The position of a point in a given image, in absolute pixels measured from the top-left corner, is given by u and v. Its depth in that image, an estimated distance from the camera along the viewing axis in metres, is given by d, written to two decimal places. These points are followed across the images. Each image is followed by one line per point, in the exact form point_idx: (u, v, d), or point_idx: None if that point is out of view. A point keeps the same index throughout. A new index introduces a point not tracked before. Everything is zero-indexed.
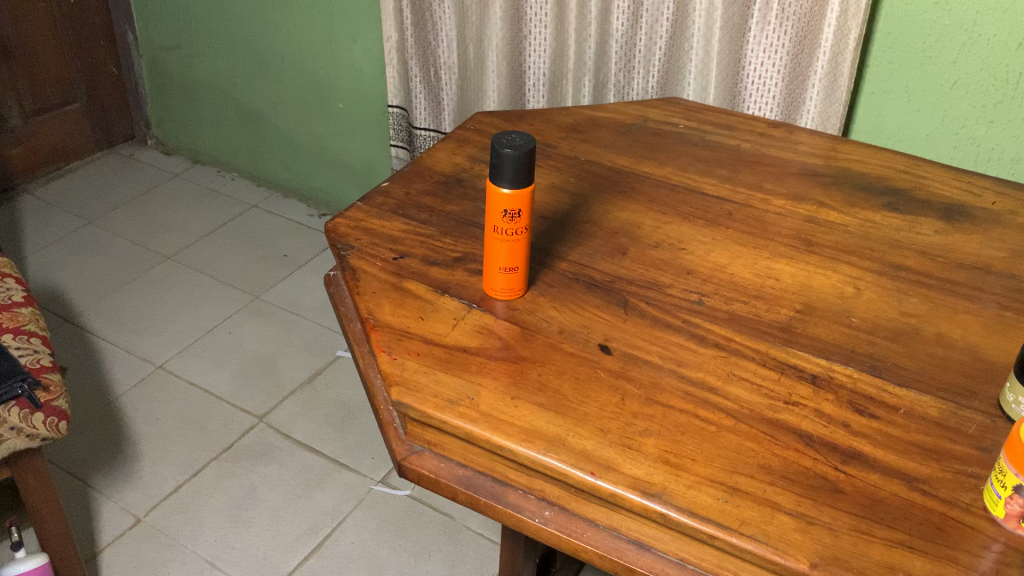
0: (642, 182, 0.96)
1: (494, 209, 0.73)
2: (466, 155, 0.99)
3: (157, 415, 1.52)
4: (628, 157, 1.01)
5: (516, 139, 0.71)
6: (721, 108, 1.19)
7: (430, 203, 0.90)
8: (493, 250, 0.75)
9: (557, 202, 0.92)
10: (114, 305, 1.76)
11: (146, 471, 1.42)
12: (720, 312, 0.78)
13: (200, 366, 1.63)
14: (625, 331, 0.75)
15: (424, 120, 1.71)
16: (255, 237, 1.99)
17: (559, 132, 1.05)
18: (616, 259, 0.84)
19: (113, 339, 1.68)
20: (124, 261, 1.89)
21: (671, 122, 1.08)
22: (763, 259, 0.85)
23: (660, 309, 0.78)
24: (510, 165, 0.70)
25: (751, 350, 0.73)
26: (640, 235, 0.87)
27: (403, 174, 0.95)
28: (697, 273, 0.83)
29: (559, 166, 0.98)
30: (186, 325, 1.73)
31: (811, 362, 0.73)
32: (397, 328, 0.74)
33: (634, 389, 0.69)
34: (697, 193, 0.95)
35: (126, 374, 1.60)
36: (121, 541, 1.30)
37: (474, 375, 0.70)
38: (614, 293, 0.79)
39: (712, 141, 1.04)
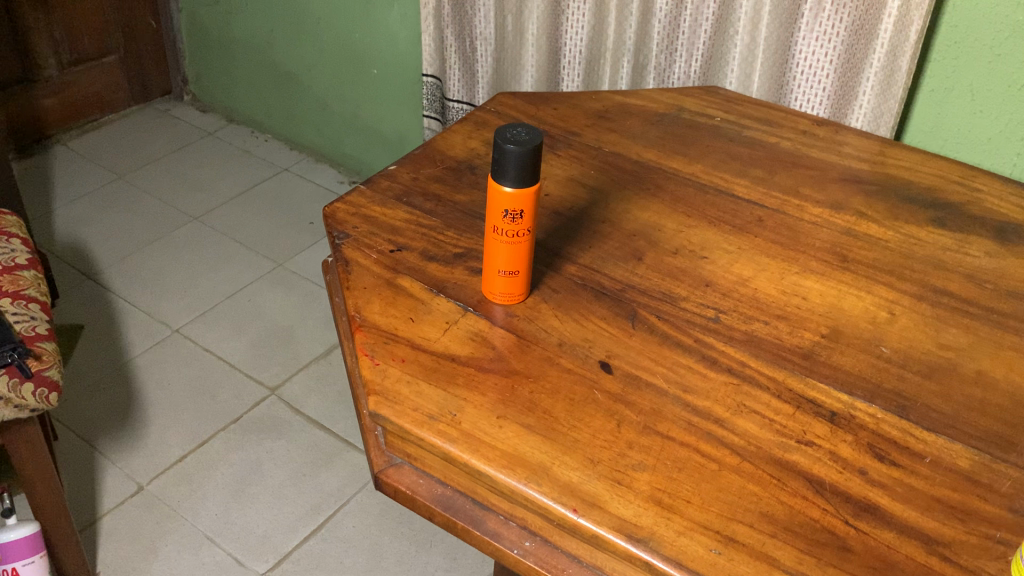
0: (668, 180, 0.89)
1: (495, 208, 0.67)
2: (483, 139, 0.93)
3: (169, 381, 1.50)
4: (656, 150, 0.94)
5: (522, 133, 0.64)
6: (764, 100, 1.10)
7: (437, 192, 0.85)
8: (493, 251, 0.70)
9: (574, 198, 0.85)
10: (136, 265, 1.75)
11: (153, 438, 1.40)
12: (737, 332, 0.71)
13: (217, 333, 1.60)
14: (630, 349, 0.69)
15: (458, 92, 1.65)
16: (283, 203, 1.95)
17: (584, 119, 0.98)
18: (630, 264, 0.78)
19: (132, 299, 1.66)
20: (151, 219, 1.87)
21: (706, 113, 1.01)
22: (791, 274, 0.78)
23: (671, 325, 0.71)
24: (514, 161, 0.64)
25: (766, 379, 0.67)
26: (659, 239, 0.81)
27: (413, 157, 0.90)
28: (717, 286, 0.76)
29: (580, 157, 0.91)
30: (207, 289, 1.70)
31: (831, 397, 0.66)
32: (384, 329, 0.69)
33: (633, 415, 0.63)
34: (727, 194, 0.87)
35: (142, 337, 1.59)
36: (122, 508, 1.29)
37: (460, 389, 0.64)
38: (625, 303, 0.73)
39: (749, 137, 0.96)
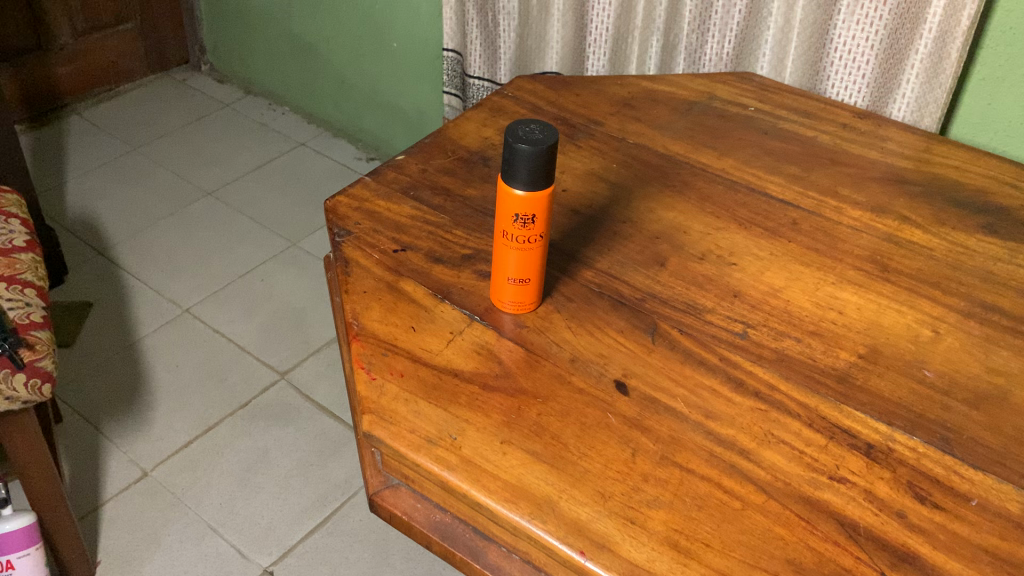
0: (695, 176, 0.83)
1: (505, 212, 0.62)
2: (498, 128, 0.88)
3: (177, 362, 1.47)
4: (683, 141, 0.87)
5: (535, 130, 0.59)
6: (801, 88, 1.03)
7: (446, 185, 0.79)
8: (502, 257, 0.64)
9: (593, 195, 0.80)
10: (148, 241, 1.71)
11: (159, 422, 1.37)
12: (767, 349, 0.66)
13: (227, 314, 1.57)
14: (649, 367, 0.64)
15: (478, 69, 1.59)
16: (300, 179, 1.90)
17: (607, 106, 0.92)
18: (651, 270, 0.72)
19: (143, 277, 1.63)
20: (164, 194, 1.83)
21: (739, 102, 0.94)
22: (826, 285, 0.72)
23: (694, 341, 0.66)
24: (526, 162, 0.58)
25: (796, 405, 0.62)
26: (684, 242, 0.75)
27: (422, 147, 0.84)
28: (746, 297, 0.70)
29: (601, 149, 0.85)
30: (219, 268, 1.66)
31: (868, 427, 0.60)
32: (383, 339, 0.64)
33: (650, 444, 0.58)
34: (760, 193, 0.81)
35: (151, 316, 1.55)
36: (126, 495, 1.26)
37: (461, 409, 0.59)
38: (644, 315, 0.68)
39: (784, 130, 0.90)
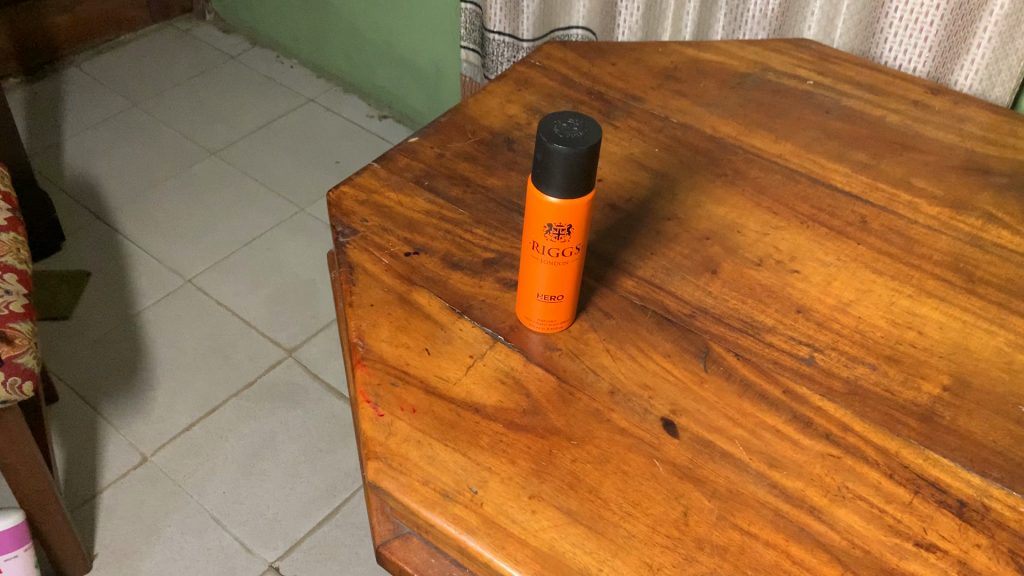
0: (749, 162, 0.73)
1: (535, 221, 0.52)
2: (525, 105, 0.78)
3: (179, 337, 1.39)
4: (735, 122, 0.77)
5: (575, 126, 0.49)
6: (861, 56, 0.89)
7: (465, 174, 0.70)
8: (531, 271, 0.55)
9: (633, 186, 0.70)
10: (149, 205, 1.62)
11: (159, 402, 1.30)
12: (837, 379, 0.57)
13: (232, 285, 1.48)
14: (700, 402, 0.55)
15: (499, 24, 1.41)
16: (309, 138, 1.80)
17: (647, 78, 0.82)
18: (701, 279, 0.63)
19: (143, 243, 1.55)
20: (166, 153, 1.74)
21: (796, 74, 0.83)
22: (902, 299, 0.62)
23: (752, 368, 0.57)
24: (562, 164, 0.49)
25: (873, 451, 0.53)
26: (738, 244, 0.66)
27: (439, 126, 0.74)
28: (811, 314, 0.61)
29: (641, 130, 0.75)
30: (223, 235, 1.58)
31: (959, 480, 0.51)
32: (392, 365, 0.55)
33: (704, 500, 0.49)
34: (823, 184, 0.71)
35: (152, 287, 1.47)
36: (125, 481, 1.20)
37: (482, 453, 0.51)
38: (694, 336, 0.59)
39: (847, 109, 0.79)
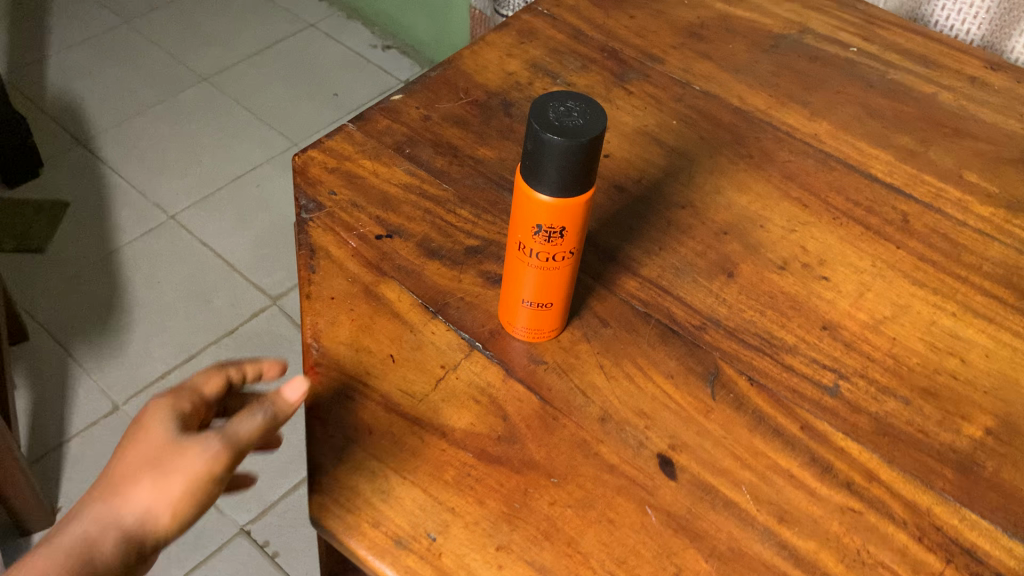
0: (778, 142, 0.64)
1: (523, 219, 0.44)
2: (527, 60, 0.68)
3: (159, 277, 1.32)
4: (766, 93, 0.67)
5: (574, 111, 0.41)
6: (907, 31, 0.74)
7: (452, 141, 0.61)
8: (516, 275, 0.47)
9: (644, 164, 0.61)
10: (135, 131, 1.53)
11: (135, 347, 1.23)
12: (865, 415, 0.49)
13: (218, 224, 1.41)
14: (704, 435, 0.47)
15: None
16: (307, 67, 1.70)
17: (668, 35, 0.72)
18: (714, 283, 0.55)
19: (126, 173, 1.46)
20: (156, 76, 1.64)
21: (838, 39, 0.73)
22: (944, 318, 0.54)
23: (766, 395, 0.49)
24: (555, 159, 0.40)
25: (902, 508, 0.45)
26: (759, 241, 0.57)
27: (427, 81, 0.65)
28: (838, 332, 0.53)
29: (658, 96, 0.66)
30: (212, 169, 1.49)
31: (999, 548, 0.44)
32: (350, 373, 0.48)
33: (701, 561, 0.42)
34: (862, 173, 0.62)
35: (133, 221, 1.39)
36: (95, 430, 1.14)
37: (445, 490, 0.44)
38: (702, 353, 0.51)
39: (893, 83, 0.69)
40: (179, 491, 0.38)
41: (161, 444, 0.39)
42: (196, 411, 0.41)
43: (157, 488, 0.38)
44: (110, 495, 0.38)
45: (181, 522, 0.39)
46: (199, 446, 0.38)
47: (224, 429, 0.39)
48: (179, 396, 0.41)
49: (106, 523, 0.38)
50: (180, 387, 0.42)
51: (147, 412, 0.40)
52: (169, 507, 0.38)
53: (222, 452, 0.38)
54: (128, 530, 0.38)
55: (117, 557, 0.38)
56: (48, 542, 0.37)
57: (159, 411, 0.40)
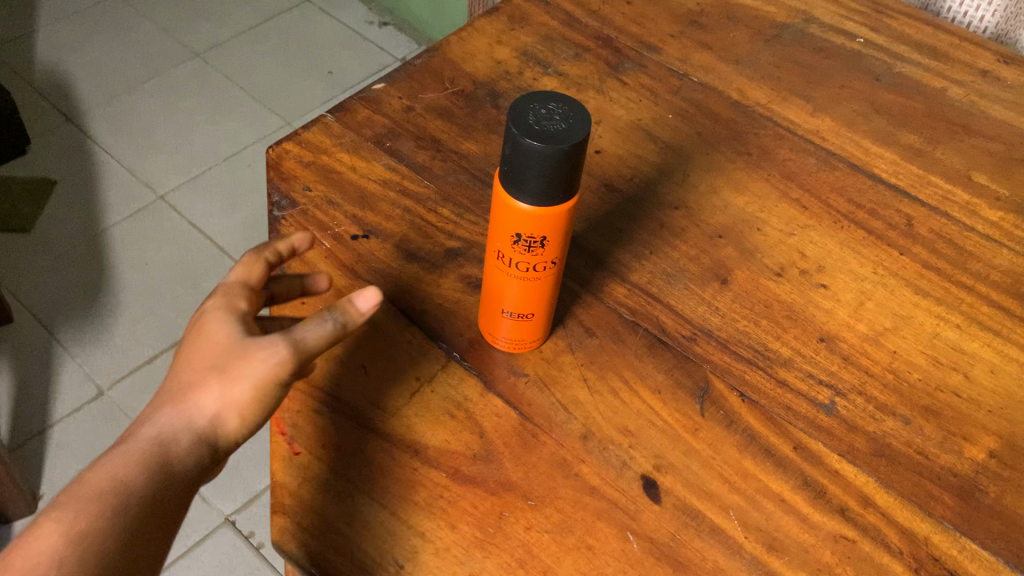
0: (778, 139, 0.61)
1: (501, 228, 0.42)
2: (517, 48, 0.65)
3: (148, 259, 1.30)
4: (767, 86, 0.64)
5: (556, 114, 0.38)
6: (914, 20, 0.71)
7: (436, 134, 0.58)
8: (496, 284, 0.45)
9: (637, 161, 0.58)
10: (125, 108, 1.50)
11: (121, 331, 1.21)
12: (862, 435, 0.46)
13: (208, 205, 1.38)
14: (691, 456, 0.45)
15: None
16: (302, 44, 1.66)
17: (666, 23, 0.68)
18: (707, 290, 0.52)
19: (115, 151, 1.43)
20: (147, 51, 1.60)
21: (844, 29, 0.70)
22: (948, 330, 0.51)
23: (759, 413, 0.47)
24: (533, 166, 0.38)
25: (898, 537, 0.43)
26: (756, 246, 0.54)
27: (411, 70, 0.62)
28: (836, 344, 0.50)
29: (654, 89, 0.63)
30: (203, 148, 1.46)
31: None
32: (317, 387, 0.45)
33: None
34: (866, 173, 0.59)
35: (121, 201, 1.36)
36: (79, 416, 1.12)
37: (415, 513, 0.42)
38: (692, 366, 0.48)
39: (900, 77, 0.66)
40: (249, 391, 0.41)
41: (228, 348, 0.41)
42: (254, 313, 0.44)
43: (228, 387, 0.41)
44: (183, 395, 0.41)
45: (249, 420, 0.42)
46: (266, 348, 0.40)
47: (290, 332, 0.41)
48: (236, 298, 0.43)
49: (181, 421, 0.40)
50: (233, 287, 0.44)
51: (211, 315, 0.42)
52: (240, 405, 0.41)
53: (289, 356, 0.40)
54: (201, 429, 0.41)
55: (191, 455, 0.40)
56: (125, 441, 0.40)
57: (219, 319, 0.42)
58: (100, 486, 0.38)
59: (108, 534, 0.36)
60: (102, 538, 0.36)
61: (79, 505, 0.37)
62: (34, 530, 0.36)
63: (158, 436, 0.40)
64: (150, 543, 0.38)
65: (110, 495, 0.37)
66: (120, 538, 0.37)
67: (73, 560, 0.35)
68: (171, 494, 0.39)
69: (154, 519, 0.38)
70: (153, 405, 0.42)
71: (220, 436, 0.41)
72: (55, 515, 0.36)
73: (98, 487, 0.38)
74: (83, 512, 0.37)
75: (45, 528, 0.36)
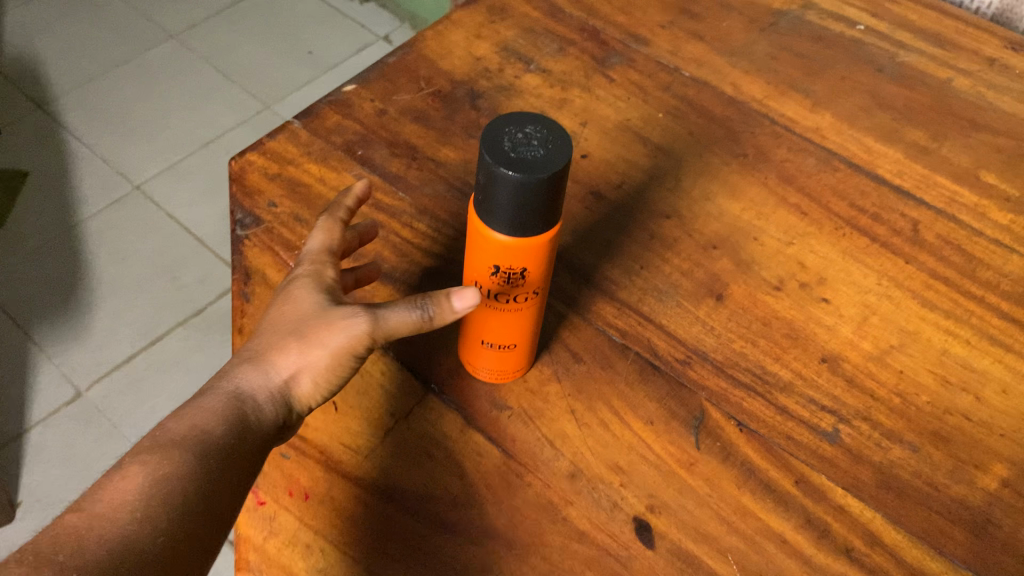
0: (775, 138, 0.57)
1: (477, 259, 0.39)
2: (497, 43, 0.61)
3: (125, 252, 1.25)
4: (763, 80, 0.61)
5: (534, 138, 0.34)
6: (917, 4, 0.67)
7: (411, 140, 0.55)
8: (475, 315, 0.41)
9: (626, 166, 0.55)
10: (98, 94, 1.45)
11: (99, 329, 1.18)
12: (868, 465, 0.43)
13: (186, 194, 1.33)
14: (686, 494, 0.42)
15: None
16: (280, 22, 1.61)
17: (656, 12, 0.65)
18: (701, 307, 0.49)
19: (89, 139, 1.38)
20: (120, 33, 1.55)
21: (843, 15, 0.66)
22: (957, 346, 0.48)
23: (757, 444, 0.44)
24: (508, 197, 0.34)
25: None
26: (753, 257, 0.51)
27: (384, 69, 0.59)
28: (839, 365, 0.47)
29: (643, 85, 0.59)
30: (180, 134, 1.41)
31: None
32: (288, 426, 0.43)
33: None
34: (868, 174, 0.56)
35: (96, 191, 1.32)
36: (57, 418, 1.09)
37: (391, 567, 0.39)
38: (685, 393, 0.45)
39: (904, 68, 0.63)
40: (328, 358, 0.40)
41: (313, 313, 0.40)
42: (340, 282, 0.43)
43: (307, 352, 0.40)
44: (264, 355, 0.40)
45: (320, 387, 0.41)
46: (352, 319, 0.39)
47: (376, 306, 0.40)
48: (322, 263, 0.43)
49: (260, 381, 0.40)
50: (320, 250, 0.43)
51: (299, 280, 0.42)
52: (317, 370, 0.40)
53: (374, 329, 0.39)
54: (277, 391, 0.40)
55: (264, 415, 0.39)
56: (206, 394, 0.39)
57: (305, 286, 0.41)
58: (184, 435, 0.36)
59: (192, 481, 0.35)
60: (186, 484, 0.35)
61: (166, 451, 0.35)
62: (121, 469, 0.34)
63: (239, 393, 0.39)
64: (226, 494, 0.36)
65: (194, 443, 0.36)
66: (201, 488, 0.35)
67: (160, 502, 0.34)
68: (246, 451, 0.38)
69: (232, 472, 0.37)
70: (229, 365, 0.41)
71: (291, 401, 0.40)
72: (140, 459, 0.35)
73: (182, 436, 0.36)
74: (169, 457, 0.35)
75: (131, 470, 0.34)
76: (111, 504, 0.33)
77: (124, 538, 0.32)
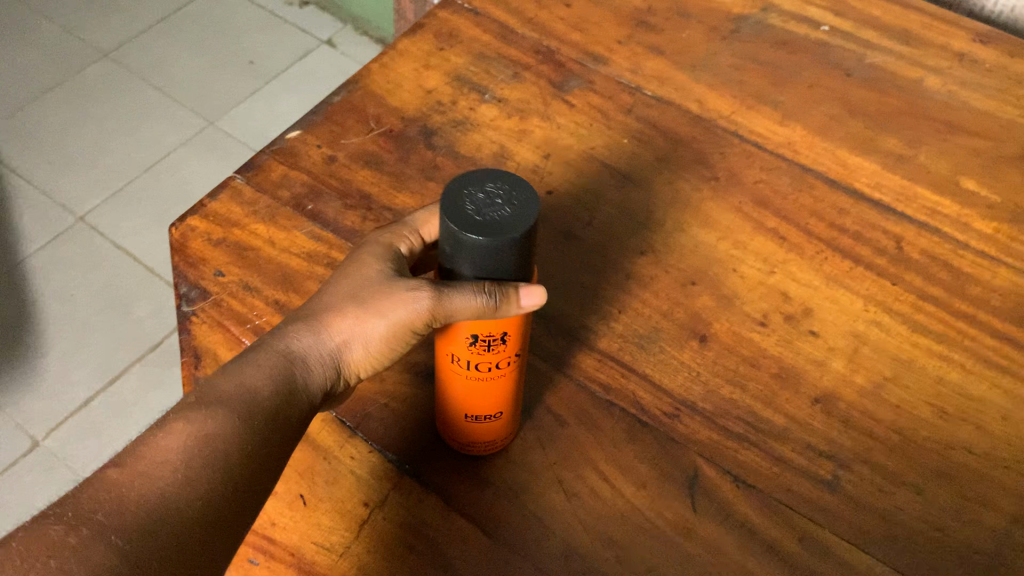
0: (747, 157, 0.55)
1: (449, 331, 0.36)
2: (448, 72, 0.58)
3: (73, 289, 1.19)
4: (729, 93, 0.58)
5: (497, 196, 0.32)
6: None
7: (364, 188, 0.51)
8: (449, 387, 0.39)
9: (595, 201, 0.52)
10: (31, 121, 1.38)
11: (51, 372, 1.11)
12: (874, 515, 0.41)
13: (133, 220, 1.27)
14: (687, 565, 0.40)
15: None
16: (218, 31, 1.55)
17: (612, 26, 0.61)
18: (685, 352, 0.46)
19: (25, 171, 1.31)
20: (49, 55, 1.48)
21: (806, 16, 0.64)
22: (952, 371, 0.46)
23: (756, 502, 0.41)
24: (470, 256, 0.33)
25: None
26: (735, 291, 0.49)
27: (329, 109, 0.55)
28: (834, 405, 0.45)
29: (605, 109, 0.56)
30: (121, 157, 1.34)
31: None
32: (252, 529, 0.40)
33: None
34: (846, 190, 0.53)
35: (37, 226, 1.25)
36: (14, 471, 1.03)
37: None
38: (676, 450, 0.43)
39: (874, 70, 0.60)
40: (383, 329, 0.38)
41: (379, 281, 0.39)
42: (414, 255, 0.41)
43: (364, 319, 0.38)
44: (321, 316, 0.39)
45: (373, 356, 0.40)
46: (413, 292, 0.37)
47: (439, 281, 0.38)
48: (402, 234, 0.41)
49: (315, 341, 0.39)
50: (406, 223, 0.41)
51: (371, 245, 0.40)
52: (370, 340, 0.39)
53: None
54: (330, 357, 0.39)
55: (313, 379, 0.39)
56: (260, 347, 0.38)
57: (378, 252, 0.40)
58: (231, 393, 0.36)
59: (231, 445, 0.35)
60: (226, 449, 0.35)
61: (210, 408, 0.36)
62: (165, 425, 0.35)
63: (291, 353, 0.38)
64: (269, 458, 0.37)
65: (239, 402, 0.36)
66: (240, 453, 0.35)
67: (198, 465, 0.34)
68: (290, 414, 0.38)
69: (273, 437, 0.37)
70: (288, 318, 0.40)
71: (343, 367, 0.40)
72: (184, 416, 0.35)
73: (229, 393, 0.36)
74: (213, 417, 0.35)
75: (175, 427, 0.35)
76: (153, 461, 0.34)
77: (162, 501, 0.33)
